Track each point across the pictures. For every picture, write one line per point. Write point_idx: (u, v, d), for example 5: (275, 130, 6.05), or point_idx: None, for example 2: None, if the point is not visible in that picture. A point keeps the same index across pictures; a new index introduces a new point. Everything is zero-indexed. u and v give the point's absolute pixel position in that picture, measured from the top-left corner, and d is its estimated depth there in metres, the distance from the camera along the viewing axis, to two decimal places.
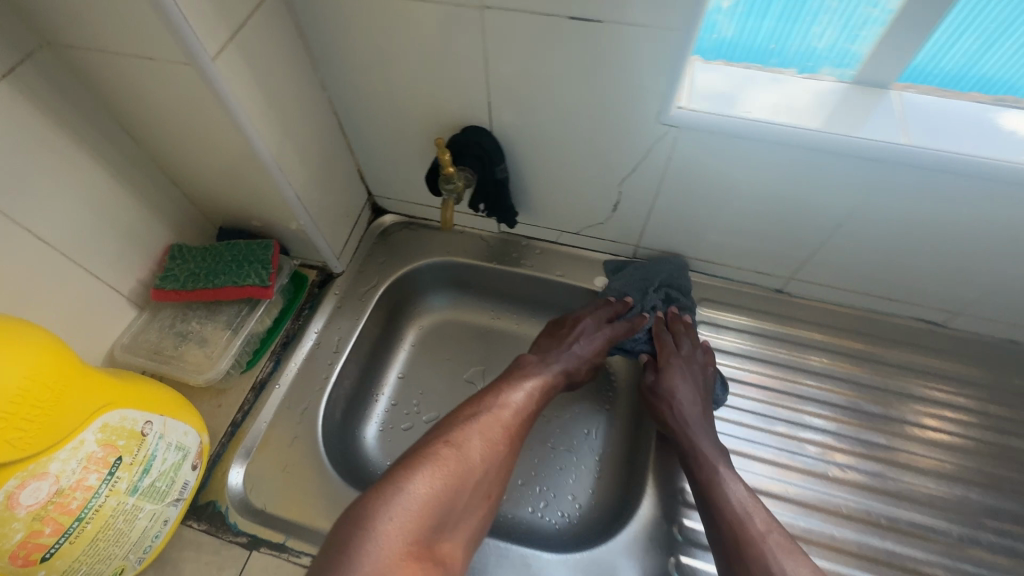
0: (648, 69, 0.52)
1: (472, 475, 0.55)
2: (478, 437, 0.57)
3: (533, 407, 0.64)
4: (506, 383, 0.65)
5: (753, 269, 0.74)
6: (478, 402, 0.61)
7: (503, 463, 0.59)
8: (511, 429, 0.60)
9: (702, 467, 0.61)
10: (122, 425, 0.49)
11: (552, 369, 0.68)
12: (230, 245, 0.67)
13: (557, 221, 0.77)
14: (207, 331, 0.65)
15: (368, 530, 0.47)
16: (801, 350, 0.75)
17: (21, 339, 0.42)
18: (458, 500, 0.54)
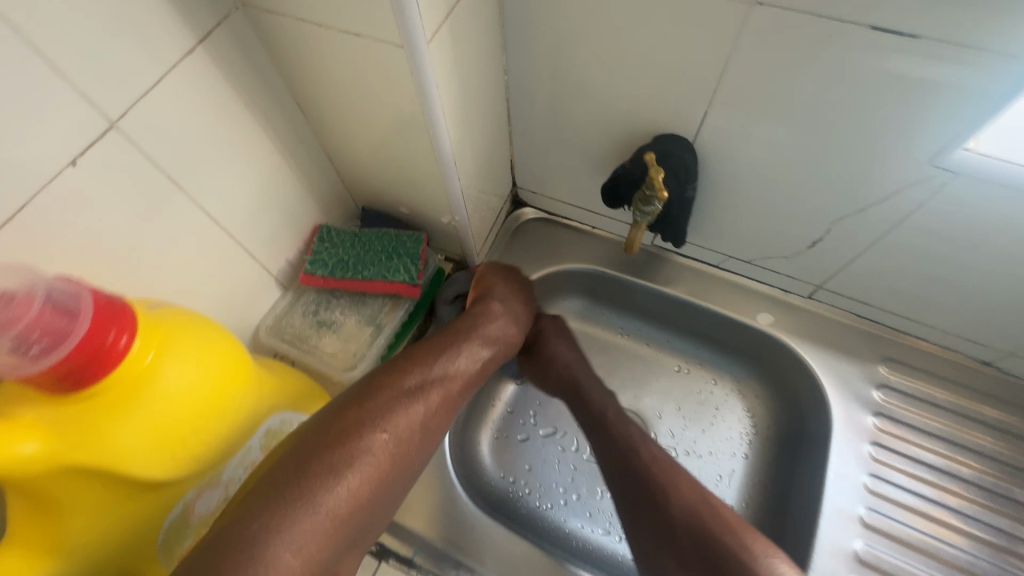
0: (945, 97, 0.41)
1: (383, 474, 0.46)
2: (409, 424, 0.49)
3: (466, 386, 0.57)
4: (451, 349, 0.57)
5: (963, 336, 0.62)
6: (420, 369, 0.53)
7: (424, 455, 0.51)
8: (443, 414, 0.52)
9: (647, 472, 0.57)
10: (279, 428, 0.47)
11: (483, 339, 0.60)
12: (380, 233, 0.63)
13: (729, 244, 0.67)
14: (350, 322, 0.62)
15: (280, 537, 0.39)
16: (1001, 438, 0.62)
17: (200, 343, 0.37)
18: (377, 506, 0.46)
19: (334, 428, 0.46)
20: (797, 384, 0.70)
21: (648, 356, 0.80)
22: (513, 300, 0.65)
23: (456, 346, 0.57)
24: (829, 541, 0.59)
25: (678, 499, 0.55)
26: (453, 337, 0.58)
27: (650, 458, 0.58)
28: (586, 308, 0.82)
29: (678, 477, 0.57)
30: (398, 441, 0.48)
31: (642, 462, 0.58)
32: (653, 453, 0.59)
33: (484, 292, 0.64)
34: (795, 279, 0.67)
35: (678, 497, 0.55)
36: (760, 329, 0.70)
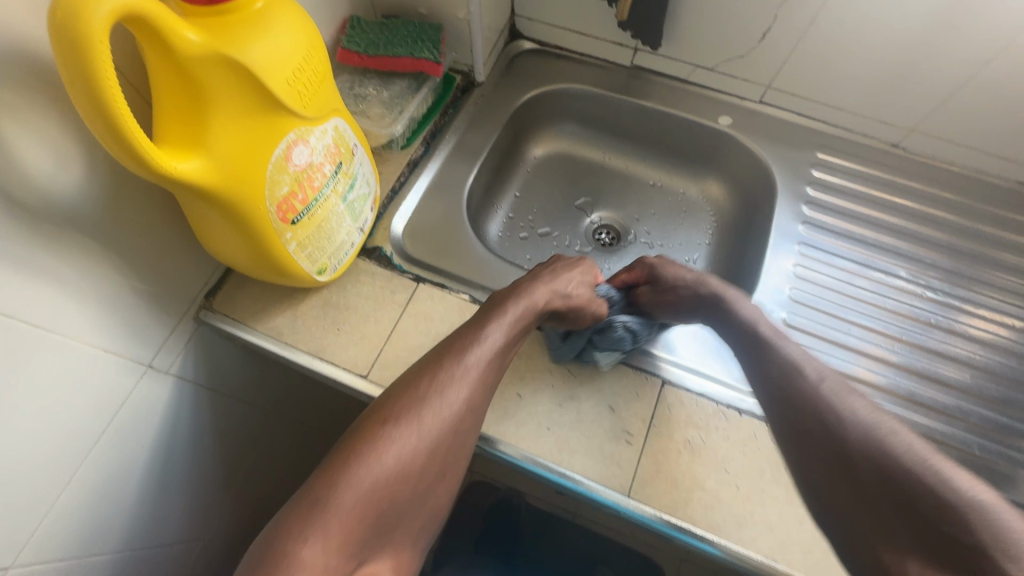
0: None
1: (413, 454, 0.48)
2: (437, 405, 0.50)
3: (497, 365, 0.55)
4: (465, 333, 0.56)
5: (876, 119, 0.79)
6: (431, 359, 0.54)
7: (461, 433, 0.51)
8: (475, 388, 0.53)
9: (816, 397, 0.51)
10: (344, 136, 0.57)
11: (519, 310, 0.58)
12: (404, 23, 0.72)
13: (698, 51, 0.81)
14: (380, 96, 0.71)
15: (317, 520, 0.42)
16: (907, 198, 0.79)
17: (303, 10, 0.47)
18: (405, 491, 0.47)
19: (350, 440, 0.48)
20: (750, 177, 0.85)
21: (627, 173, 0.94)
22: (561, 272, 0.65)
23: (476, 333, 0.56)
24: (773, 264, 0.75)
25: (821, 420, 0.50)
26: (475, 325, 0.57)
27: (814, 381, 0.53)
28: (575, 134, 0.95)
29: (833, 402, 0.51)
30: (426, 419, 0.49)
31: (797, 389, 0.53)
32: (813, 376, 0.53)
33: (517, 280, 0.64)
34: (749, 82, 0.82)
35: (832, 422, 0.49)
36: (721, 130, 0.84)
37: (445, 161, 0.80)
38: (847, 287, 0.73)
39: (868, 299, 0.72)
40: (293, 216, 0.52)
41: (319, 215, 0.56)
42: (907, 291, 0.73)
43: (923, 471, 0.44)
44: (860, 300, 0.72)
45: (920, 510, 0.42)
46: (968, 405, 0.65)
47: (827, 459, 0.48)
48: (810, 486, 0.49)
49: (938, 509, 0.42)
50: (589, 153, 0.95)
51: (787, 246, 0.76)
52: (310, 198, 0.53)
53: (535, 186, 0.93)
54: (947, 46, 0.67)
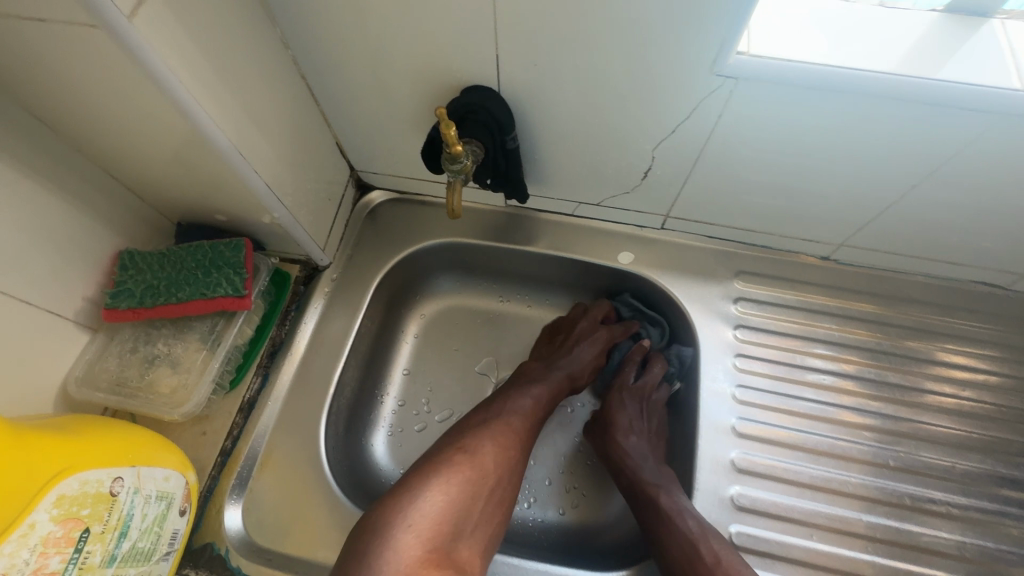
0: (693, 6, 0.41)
1: (473, 485, 0.51)
2: (485, 443, 0.54)
3: (539, 416, 0.61)
4: (512, 389, 0.61)
5: (798, 236, 0.66)
6: (484, 407, 0.58)
7: (513, 471, 0.55)
8: (521, 438, 0.57)
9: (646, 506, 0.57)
10: (83, 492, 0.41)
11: (552, 375, 0.64)
12: (193, 246, 0.56)
13: (576, 190, 0.66)
14: (179, 352, 0.55)
15: (399, 525, 0.46)
16: (848, 324, 0.66)
17: None
18: (475, 506, 0.50)
19: (421, 466, 0.52)
20: (668, 316, 0.71)
21: (530, 318, 0.79)
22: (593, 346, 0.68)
23: (523, 389, 0.62)
24: (706, 453, 0.60)
25: (675, 540, 0.53)
26: (522, 380, 0.63)
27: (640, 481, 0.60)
28: (462, 282, 0.79)
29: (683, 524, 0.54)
30: (488, 444, 0.54)
31: (659, 505, 0.56)
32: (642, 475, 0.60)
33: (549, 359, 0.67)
34: (644, 214, 0.68)
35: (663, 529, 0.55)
36: (624, 269, 0.70)
37: (292, 387, 0.63)
38: (800, 470, 0.60)
39: (826, 482, 0.59)
40: None
41: None
42: (867, 458, 0.61)
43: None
44: (816, 484, 0.59)
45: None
46: None
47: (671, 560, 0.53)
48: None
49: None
50: (483, 302, 0.80)
51: (721, 425, 0.62)
52: None
53: (426, 358, 0.77)
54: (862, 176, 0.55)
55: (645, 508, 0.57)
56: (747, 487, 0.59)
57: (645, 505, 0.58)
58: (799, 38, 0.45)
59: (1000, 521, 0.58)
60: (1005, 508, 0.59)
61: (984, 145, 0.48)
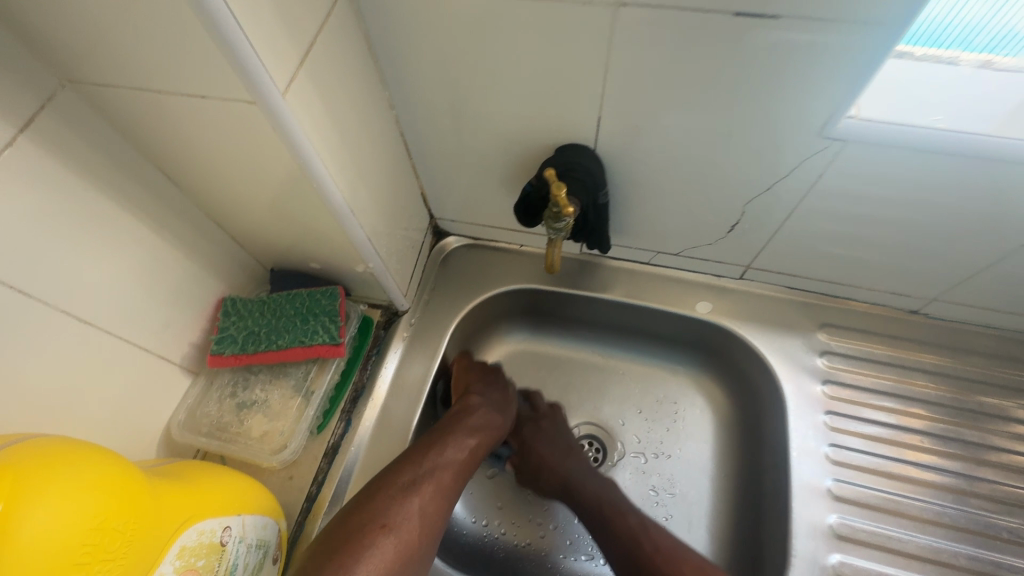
0: (805, 74, 0.42)
1: (415, 525, 0.52)
2: (432, 462, 0.57)
3: (438, 504, 0.55)
4: (455, 420, 0.62)
5: (888, 290, 0.64)
6: (436, 433, 0.61)
7: (440, 519, 0.55)
8: (457, 474, 0.58)
9: (610, 520, 0.60)
10: (199, 543, 0.42)
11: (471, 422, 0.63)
12: (290, 295, 0.58)
13: (656, 240, 0.67)
14: (275, 398, 0.57)
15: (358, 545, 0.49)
16: (941, 382, 0.64)
17: (82, 478, 0.34)
18: (418, 519, 0.53)
19: (378, 485, 0.54)
20: (748, 367, 0.70)
21: (600, 365, 0.78)
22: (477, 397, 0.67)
23: (459, 429, 0.61)
24: (801, 517, 0.58)
25: (619, 532, 0.59)
26: (459, 417, 0.63)
27: (596, 499, 0.62)
28: (531, 327, 0.80)
29: (618, 523, 0.59)
30: (430, 466, 0.57)
31: (600, 509, 0.61)
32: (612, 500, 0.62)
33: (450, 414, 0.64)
34: (724, 264, 0.68)
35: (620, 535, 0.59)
36: (701, 319, 0.70)
37: (374, 433, 0.64)
38: (902, 539, 0.58)
39: (930, 552, 0.57)
40: None
41: None
42: (970, 526, 0.58)
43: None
44: (921, 554, 0.57)
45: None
46: None
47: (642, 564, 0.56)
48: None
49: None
50: (551, 347, 0.80)
51: (813, 485, 0.60)
52: None
53: None
54: (961, 237, 0.54)
55: (592, 510, 0.61)
56: (849, 556, 0.57)
57: (596, 509, 0.61)
58: (905, 103, 0.45)
59: None
60: None
61: None
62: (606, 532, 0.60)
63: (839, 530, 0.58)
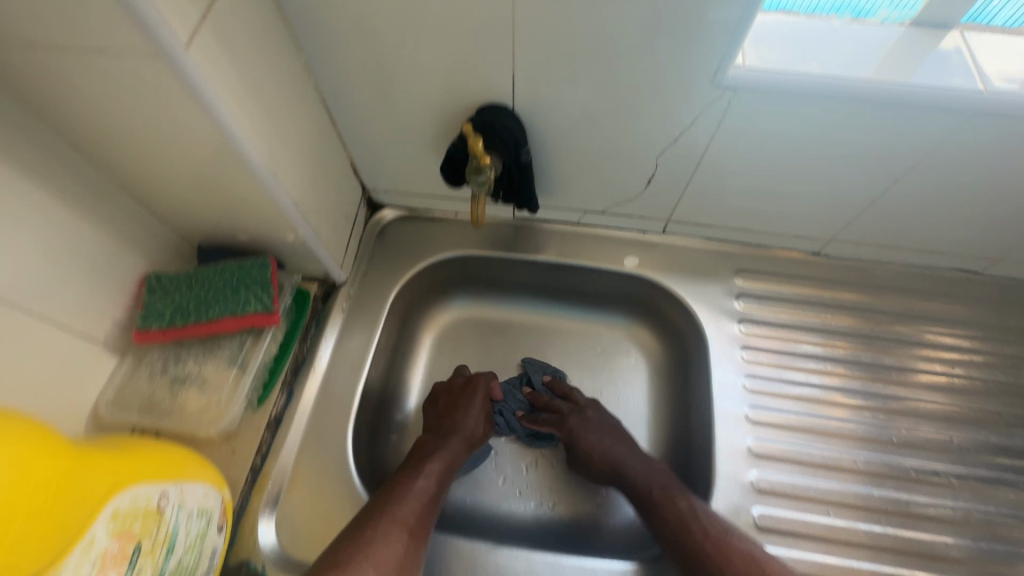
0: (692, 25, 0.46)
1: (375, 571, 0.50)
2: (371, 545, 0.51)
3: (405, 557, 0.52)
4: (403, 475, 0.60)
5: (791, 234, 0.70)
6: (381, 496, 0.57)
7: (403, 565, 0.52)
8: (410, 526, 0.54)
9: (661, 503, 0.59)
10: (134, 507, 0.41)
11: (443, 450, 0.63)
12: (219, 267, 0.57)
13: (583, 199, 0.70)
14: (210, 371, 0.56)
15: None
16: (844, 314, 0.71)
17: None
18: None
19: (320, 563, 0.50)
20: (674, 315, 0.75)
21: (540, 326, 0.81)
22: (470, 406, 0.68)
23: (407, 476, 0.59)
24: (723, 443, 0.64)
25: (673, 511, 0.58)
26: (415, 459, 0.62)
27: (644, 482, 0.62)
28: (471, 294, 0.81)
29: (669, 507, 0.59)
30: (371, 546, 0.51)
31: (650, 494, 0.61)
32: (690, 502, 0.58)
33: (417, 449, 0.64)
34: (646, 219, 0.72)
35: (674, 514, 0.58)
36: (630, 273, 0.74)
37: (317, 402, 0.64)
38: (809, 451, 0.63)
39: (837, 460, 0.63)
40: None
41: None
42: (871, 437, 0.65)
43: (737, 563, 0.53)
44: (826, 464, 0.63)
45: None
46: None
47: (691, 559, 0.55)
48: None
49: None
50: (494, 313, 0.82)
51: (732, 412, 0.65)
52: None
53: (441, 370, 0.78)
54: (847, 178, 0.60)
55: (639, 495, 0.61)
56: (763, 472, 0.62)
57: (646, 495, 0.61)
58: (786, 51, 0.50)
59: (999, 488, 0.62)
60: (1003, 475, 0.63)
61: (956, 143, 0.53)
62: (654, 514, 0.59)
63: (756, 450, 0.63)
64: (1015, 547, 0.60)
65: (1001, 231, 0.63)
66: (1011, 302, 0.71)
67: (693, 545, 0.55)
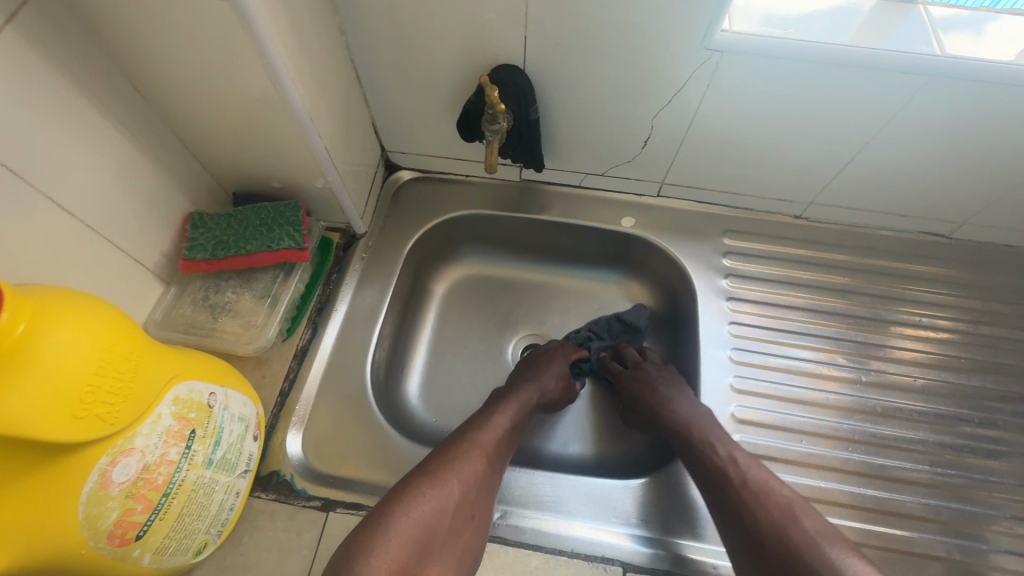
0: None
1: (460, 481, 0.50)
2: (462, 460, 0.52)
3: (485, 479, 0.53)
4: (486, 409, 0.61)
5: (774, 197, 0.77)
6: (470, 424, 0.58)
7: (483, 483, 0.52)
8: (492, 453, 0.55)
9: (703, 450, 0.57)
10: (191, 397, 0.47)
11: (527, 391, 0.64)
12: (256, 208, 0.64)
13: (584, 161, 0.76)
14: (246, 300, 0.63)
15: (381, 535, 0.43)
16: (822, 271, 0.77)
17: (92, 308, 0.38)
18: (444, 521, 0.47)
19: (411, 472, 0.50)
20: (667, 272, 0.81)
21: (542, 284, 0.87)
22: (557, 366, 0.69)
23: (490, 409, 0.61)
24: (710, 381, 0.70)
25: (709, 461, 0.56)
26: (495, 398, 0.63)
27: (686, 428, 0.60)
28: (479, 253, 0.88)
29: (712, 452, 0.56)
30: (462, 463, 0.52)
31: (691, 436, 0.59)
32: (729, 450, 0.56)
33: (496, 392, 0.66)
34: (643, 181, 0.78)
35: (710, 462, 0.56)
36: (627, 231, 0.80)
37: (339, 339, 0.70)
38: (788, 389, 0.69)
39: (813, 398, 0.69)
40: (136, 532, 0.42)
41: (176, 506, 0.45)
42: (846, 377, 0.70)
43: (773, 513, 0.49)
44: (803, 400, 0.69)
45: (781, 545, 0.47)
46: (931, 500, 0.64)
47: (726, 508, 0.52)
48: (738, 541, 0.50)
49: (810, 564, 0.45)
50: (499, 271, 0.88)
51: (718, 354, 0.72)
52: (156, 499, 0.43)
53: (450, 321, 0.84)
54: (824, 139, 0.66)
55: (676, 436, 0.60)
56: (745, 407, 0.68)
57: (685, 441, 0.59)
58: (768, 19, 0.57)
59: (959, 423, 0.68)
60: (963, 412, 0.69)
61: (921, 104, 0.59)
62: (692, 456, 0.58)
63: (739, 387, 0.69)
64: (974, 474, 0.65)
65: (963, 194, 0.70)
66: (976, 263, 0.77)
67: (730, 490, 0.53)
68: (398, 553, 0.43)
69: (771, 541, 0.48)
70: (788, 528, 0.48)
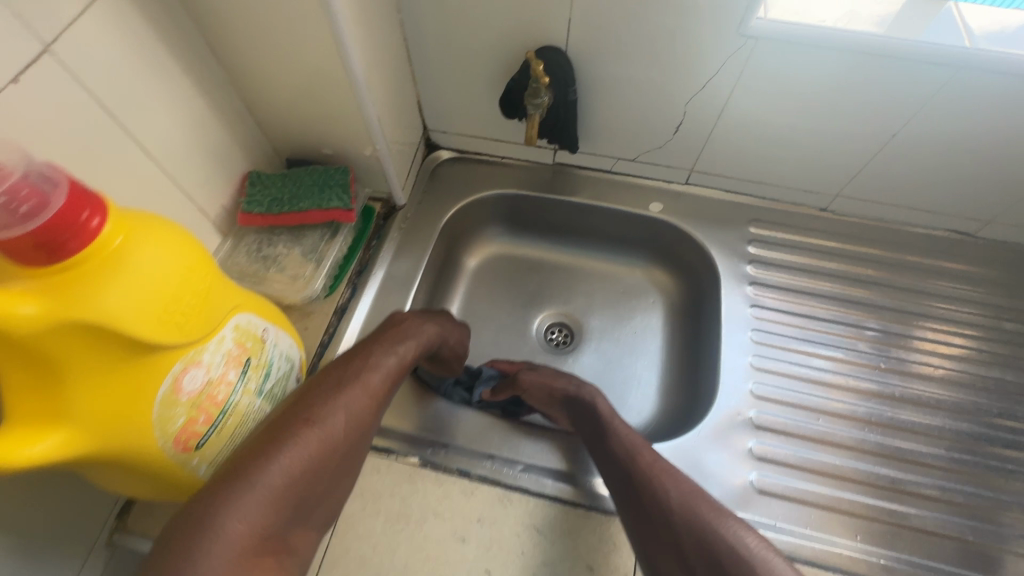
0: None
1: (330, 440, 0.47)
2: (328, 414, 0.48)
3: (363, 428, 0.51)
4: (369, 349, 0.55)
5: (801, 187, 0.79)
6: (341, 366, 0.52)
7: (368, 427, 0.51)
8: (372, 405, 0.52)
9: (614, 434, 0.58)
10: (248, 327, 0.51)
11: (413, 337, 0.59)
12: (308, 171, 0.69)
13: (616, 146, 0.80)
14: (295, 253, 0.67)
15: (227, 505, 0.40)
16: (845, 262, 0.79)
17: (177, 232, 0.43)
18: (313, 485, 0.46)
19: (280, 421, 0.46)
20: (692, 257, 0.83)
21: (569, 265, 0.91)
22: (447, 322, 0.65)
23: (372, 350, 0.55)
24: (729, 360, 0.72)
25: (620, 442, 0.57)
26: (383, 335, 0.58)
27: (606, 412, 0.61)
28: (510, 232, 0.91)
29: (621, 435, 0.58)
30: (330, 420, 0.48)
31: (604, 423, 0.60)
32: (631, 440, 0.57)
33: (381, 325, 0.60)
34: (672, 168, 0.81)
35: (621, 446, 0.57)
36: (654, 216, 0.83)
37: (377, 300, 0.74)
38: (806, 371, 0.71)
39: (832, 381, 0.71)
40: (197, 441, 0.46)
41: (231, 425, 0.49)
42: (864, 363, 0.72)
43: (681, 487, 0.52)
44: (821, 382, 0.70)
45: (681, 526, 0.49)
46: (947, 483, 0.64)
47: (638, 490, 0.53)
48: (639, 519, 0.52)
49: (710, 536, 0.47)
50: (528, 251, 0.91)
51: (739, 335, 0.74)
52: (215, 414, 0.47)
53: (478, 295, 0.88)
54: (851, 129, 0.68)
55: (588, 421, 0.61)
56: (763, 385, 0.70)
57: (597, 425, 0.60)
58: (802, 10, 0.59)
59: (978, 412, 0.69)
60: (982, 402, 0.70)
61: (951, 95, 0.61)
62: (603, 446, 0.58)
63: (758, 366, 0.71)
64: (991, 462, 0.66)
65: (991, 191, 0.71)
66: (1003, 262, 0.78)
67: (637, 471, 0.54)
68: (258, 521, 0.41)
69: (677, 515, 0.50)
70: (689, 503, 0.50)
